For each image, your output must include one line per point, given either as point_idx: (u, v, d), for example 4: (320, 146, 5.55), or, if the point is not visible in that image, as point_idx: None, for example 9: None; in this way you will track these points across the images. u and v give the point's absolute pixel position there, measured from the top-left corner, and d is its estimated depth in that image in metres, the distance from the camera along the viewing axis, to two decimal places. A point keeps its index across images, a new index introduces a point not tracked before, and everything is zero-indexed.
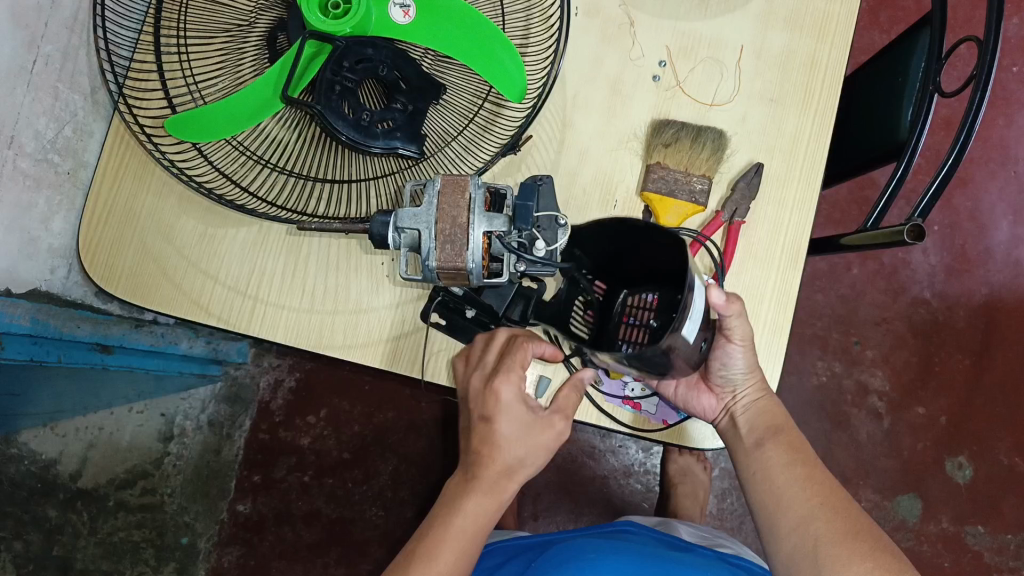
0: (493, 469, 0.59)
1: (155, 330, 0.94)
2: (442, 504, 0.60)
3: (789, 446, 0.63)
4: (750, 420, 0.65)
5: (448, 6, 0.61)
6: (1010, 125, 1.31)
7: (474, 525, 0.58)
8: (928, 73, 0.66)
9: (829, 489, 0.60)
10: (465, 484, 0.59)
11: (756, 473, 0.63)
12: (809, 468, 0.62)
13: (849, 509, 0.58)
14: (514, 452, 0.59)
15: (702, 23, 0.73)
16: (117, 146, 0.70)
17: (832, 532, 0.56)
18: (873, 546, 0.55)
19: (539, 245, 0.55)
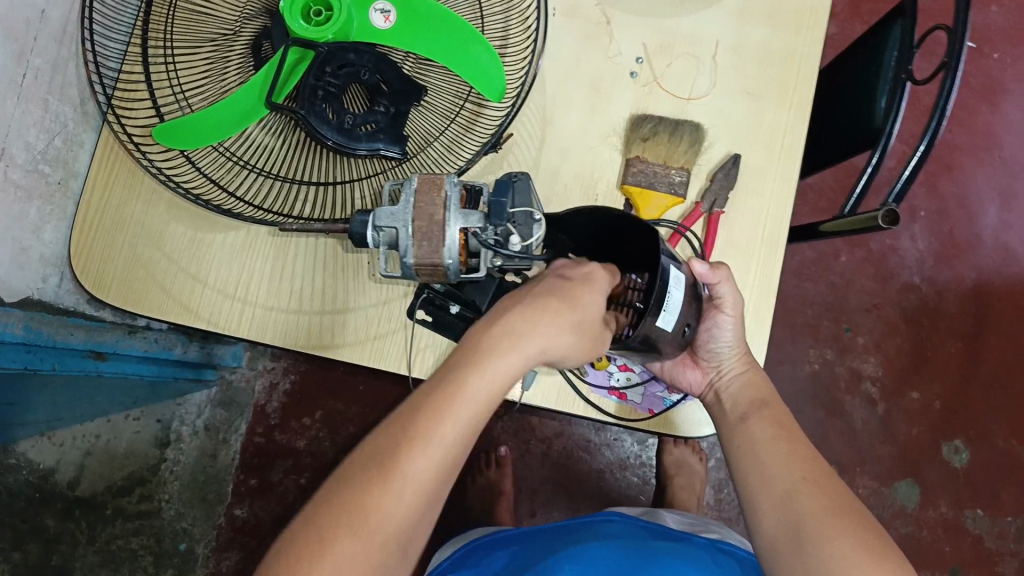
0: (468, 400, 0.52)
1: (149, 335, 0.95)
2: (395, 434, 0.51)
3: (775, 420, 0.64)
4: (734, 396, 0.67)
5: (429, 10, 0.63)
6: (994, 111, 1.32)
7: (436, 467, 0.51)
8: (902, 62, 0.67)
9: (814, 467, 0.60)
10: (427, 416, 0.51)
11: (741, 449, 0.63)
12: (792, 444, 0.62)
13: (834, 488, 0.58)
14: (504, 378, 0.53)
15: (678, 20, 0.74)
16: (107, 155, 0.72)
17: (816, 507, 0.56)
18: (855, 521, 0.55)
19: (515, 240, 0.55)
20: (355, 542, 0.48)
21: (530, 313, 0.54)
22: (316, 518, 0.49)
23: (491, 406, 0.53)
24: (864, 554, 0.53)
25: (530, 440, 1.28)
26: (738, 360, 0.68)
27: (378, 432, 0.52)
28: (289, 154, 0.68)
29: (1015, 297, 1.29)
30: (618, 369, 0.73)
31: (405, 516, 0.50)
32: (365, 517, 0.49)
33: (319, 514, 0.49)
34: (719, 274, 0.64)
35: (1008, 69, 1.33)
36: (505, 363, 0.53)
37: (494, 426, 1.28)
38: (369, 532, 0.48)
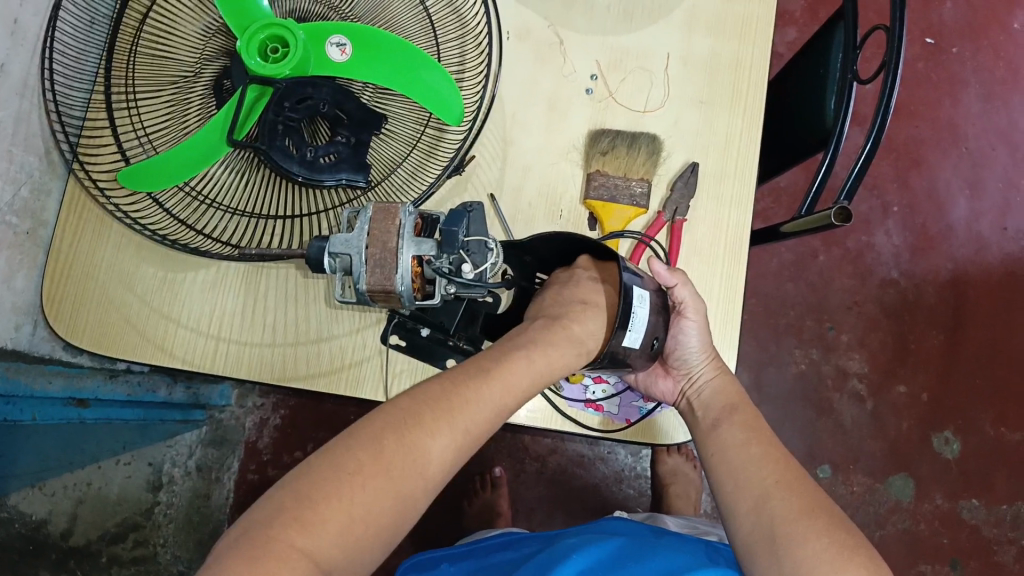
0: (484, 402, 0.56)
1: (131, 379, 0.96)
2: (415, 413, 0.53)
3: (744, 423, 0.65)
4: (707, 401, 0.68)
5: (385, 42, 0.64)
6: (956, 104, 1.34)
7: (446, 460, 0.53)
8: (847, 64, 0.69)
9: (784, 470, 0.60)
10: (446, 406, 0.54)
11: (714, 453, 0.64)
12: (765, 446, 0.63)
13: (806, 489, 0.59)
14: (516, 390, 0.58)
15: (627, 36, 0.76)
16: (77, 201, 0.72)
17: (788, 509, 0.57)
18: (828, 521, 0.56)
19: (467, 268, 0.55)
20: (366, 494, 0.48)
21: (539, 346, 0.61)
22: (329, 470, 0.48)
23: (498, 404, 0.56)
24: (834, 551, 0.54)
25: (524, 459, 1.28)
26: (714, 364, 0.68)
27: (393, 406, 0.53)
28: (251, 189, 0.68)
29: (992, 285, 1.30)
30: (593, 382, 0.73)
31: (412, 495, 0.50)
32: (381, 483, 0.49)
33: (332, 466, 0.49)
34: (676, 277, 0.66)
35: (966, 63, 1.35)
36: (521, 374, 0.58)
37: (486, 447, 1.28)
38: (380, 498, 0.49)
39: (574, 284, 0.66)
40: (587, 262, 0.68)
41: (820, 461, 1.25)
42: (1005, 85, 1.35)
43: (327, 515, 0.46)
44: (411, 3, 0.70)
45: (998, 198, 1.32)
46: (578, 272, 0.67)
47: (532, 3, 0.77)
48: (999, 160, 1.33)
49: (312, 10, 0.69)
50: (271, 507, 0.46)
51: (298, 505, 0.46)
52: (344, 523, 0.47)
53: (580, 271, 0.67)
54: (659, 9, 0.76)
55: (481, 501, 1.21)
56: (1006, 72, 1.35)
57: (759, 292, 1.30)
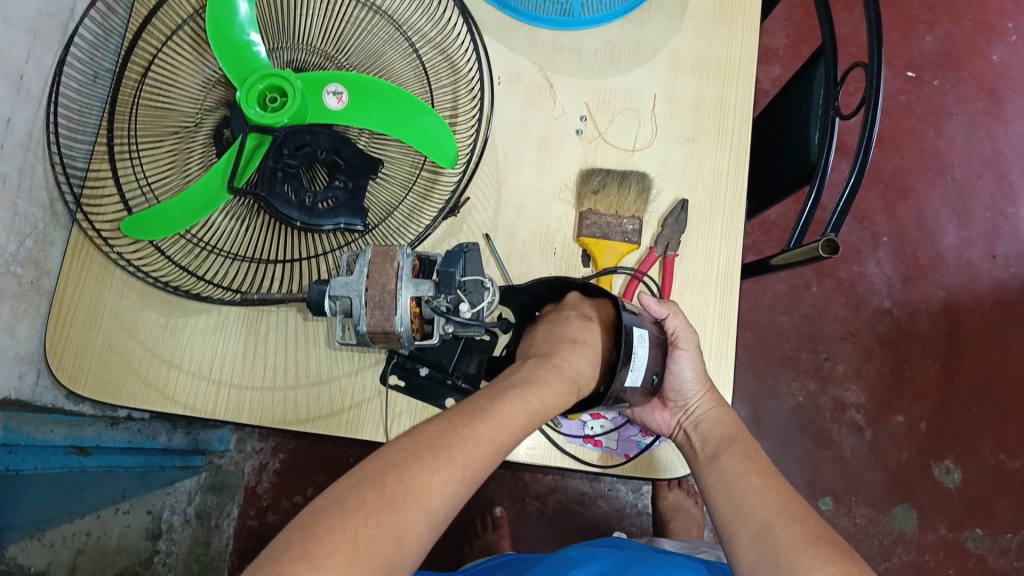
0: (483, 439, 0.56)
1: (132, 426, 0.97)
2: (414, 451, 0.53)
3: (744, 456, 0.65)
4: (705, 433, 0.68)
5: (380, 90, 0.66)
6: (940, 135, 1.37)
7: (448, 494, 0.53)
8: (828, 100, 0.71)
9: (786, 501, 0.61)
10: (445, 443, 0.54)
11: (715, 483, 0.64)
12: (763, 477, 0.63)
13: (809, 519, 0.59)
14: (509, 424, 0.58)
15: (615, 79, 0.79)
16: (80, 250, 0.74)
17: (793, 538, 0.57)
18: (832, 550, 0.56)
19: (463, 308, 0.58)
20: (370, 529, 0.48)
21: (534, 386, 0.61)
22: (332, 508, 0.49)
23: (495, 444, 0.57)
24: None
25: (524, 498, 1.27)
26: (711, 401, 0.69)
27: (393, 446, 0.54)
28: (252, 236, 0.69)
29: (984, 312, 1.32)
30: (590, 418, 0.74)
31: (416, 529, 0.51)
32: (384, 517, 0.49)
33: (336, 504, 0.49)
34: (666, 308, 0.68)
35: (948, 95, 1.39)
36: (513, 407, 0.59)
37: (486, 487, 1.27)
38: (384, 531, 0.49)
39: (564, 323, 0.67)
40: (576, 299, 0.68)
41: (822, 492, 1.25)
42: (988, 116, 1.38)
43: (333, 548, 0.46)
44: (405, 52, 0.73)
45: (985, 226, 1.34)
46: (566, 310, 0.68)
47: (522, 49, 0.79)
48: (984, 189, 1.36)
49: (310, 60, 0.71)
50: (277, 545, 0.47)
51: (304, 542, 0.46)
52: (350, 556, 0.47)
53: (569, 310, 0.68)
54: (643, 52, 0.79)
55: (482, 542, 1.20)
56: (987, 104, 1.39)
57: (754, 324, 1.31)
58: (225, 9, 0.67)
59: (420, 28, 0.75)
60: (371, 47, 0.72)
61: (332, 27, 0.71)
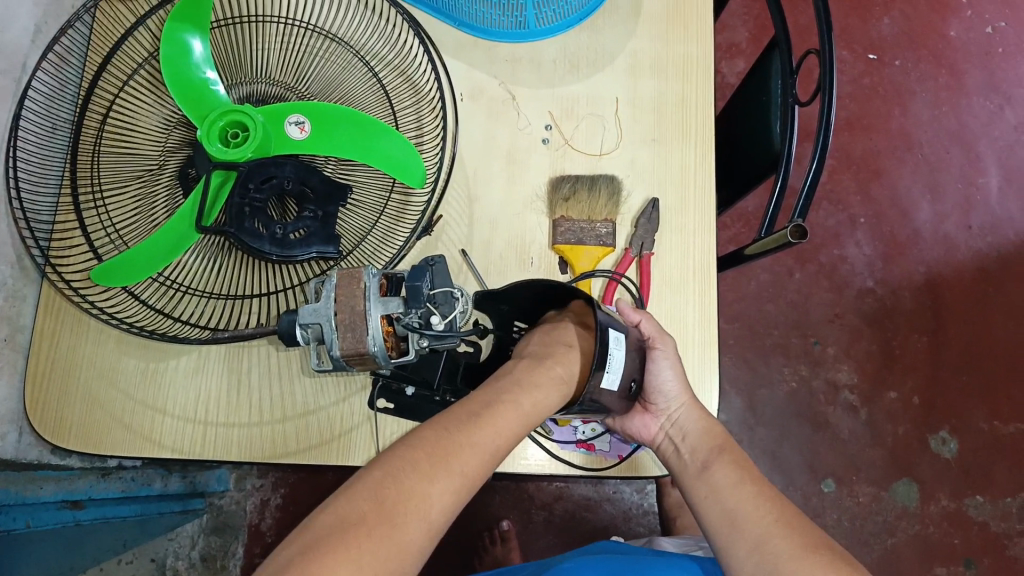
0: (479, 446, 0.56)
1: (125, 475, 0.97)
2: (412, 461, 0.54)
3: (735, 465, 0.66)
4: (693, 445, 0.68)
5: (340, 117, 0.67)
6: (906, 113, 1.39)
7: (446, 504, 0.53)
8: (786, 87, 0.72)
9: (781, 508, 0.61)
10: (443, 452, 0.55)
11: (705, 495, 0.64)
12: (755, 484, 0.64)
13: (805, 527, 0.60)
14: (498, 435, 0.58)
15: (576, 86, 0.79)
16: (53, 304, 0.74)
17: (790, 547, 0.58)
18: (831, 557, 0.56)
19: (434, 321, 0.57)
20: (371, 542, 0.48)
21: (523, 385, 0.62)
22: (333, 523, 0.49)
23: (484, 463, 0.56)
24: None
25: (530, 509, 1.26)
26: (697, 412, 0.69)
27: (393, 455, 0.54)
28: (224, 275, 0.69)
29: (965, 282, 1.33)
30: (582, 423, 0.74)
31: (414, 539, 0.51)
32: (385, 530, 0.49)
33: (336, 519, 0.49)
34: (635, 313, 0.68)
35: (910, 74, 1.40)
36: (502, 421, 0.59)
37: (491, 500, 1.26)
38: (385, 544, 0.49)
39: (562, 328, 0.68)
40: (581, 308, 0.69)
41: (823, 475, 1.25)
42: (950, 91, 1.40)
43: (337, 562, 0.47)
44: (365, 77, 0.73)
45: (958, 198, 1.36)
46: (567, 316, 0.69)
47: (481, 65, 0.80)
48: (954, 162, 1.37)
49: (270, 91, 0.71)
50: (280, 562, 0.46)
51: (305, 556, 0.46)
52: (354, 570, 0.47)
53: (568, 318, 0.69)
54: (601, 57, 0.80)
55: (491, 557, 1.19)
56: (948, 79, 1.40)
57: (742, 315, 1.31)
58: (179, 50, 0.67)
59: (378, 53, 0.75)
60: (330, 75, 0.72)
61: (290, 59, 0.72)
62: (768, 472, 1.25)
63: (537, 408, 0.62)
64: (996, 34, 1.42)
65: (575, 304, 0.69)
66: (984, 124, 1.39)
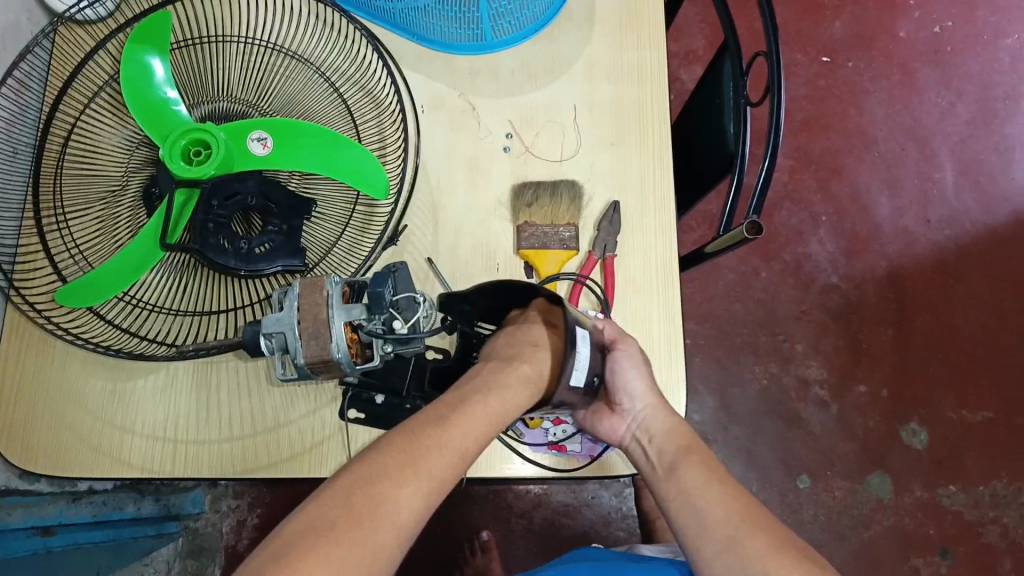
0: (447, 447, 0.57)
1: (95, 499, 0.98)
2: (379, 467, 0.54)
3: (702, 462, 0.66)
4: (660, 442, 0.69)
5: (301, 131, 0.67)
6: (862, 113, 1.42)
7: (416, 508, 0.54)
8: (738, 89, 0.74)
9: (748, 507, 0.62)
10: (411, 456, 0.55)
11: (674, 494, 0.65)
12: (723, 481, 0.65)
13: (771, 525, 0.61)
14: (471, 440, 0.59)
15: (534, 94, 0.81)
16: (18, 329, 0.73)
17: (759, 547, 0.59)
18: (796, 554, 0.58)
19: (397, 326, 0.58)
20: (340, 550, 0.49)
21: (493, 389, 0.63)
22: (301, 531, 0.49)
23: (455, 466, 0.57)
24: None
25: (510, 518, 1.26)
26: (663, 412, 0.70)
27: (360, 463, 0.55)
28: (190, 292, 0.69)
29: (926, 274, 1.36)
30: (553, 424, 0.75)
31: (383, 544, 0.51)
32: (354, 537, 0.50)
33: (305, 527, 0.50)
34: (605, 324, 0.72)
35: (864, 74, 1.44)
36: (474, 426, 0.60)
37: (470, 511, 1.27)
38: (355, 550, 0.49)
39: (528, 327, 0.68)
40: (543, 306, 0.69)
41: (798, 471, 1.27)
42: (903, 89, 1.44)
43: (306, 570, 0.47)
44: (326, 93, 0.74)
45: (916, 193, 1.39)
46: (530, 313, 0.69)
47: (440, 76, 0.81)
48: (909, 158, 1.41)
49: (232, 109, 0.72)
50: (249, 572, 0.47)
51: (274, 565, 0.47)
52: None
53: (534, 319, 0.69)
54: (558, 65, 0.81)
55: (473, 567, 1.19)
56: (901, 77, 1.45)
57: (710, 315, 1.33)
58: (139, 70, 0.67)
59: (339, 68, 0.76)
60: (291, 92, 0.73)
61: (251, 76, 0.72)
62: (743, 471, 1.27)
63: (505, 409, 0.62)
64: (945, 33, 1.47)
65: (537, 302, 0.69)
66: (937, 120, 1.43)
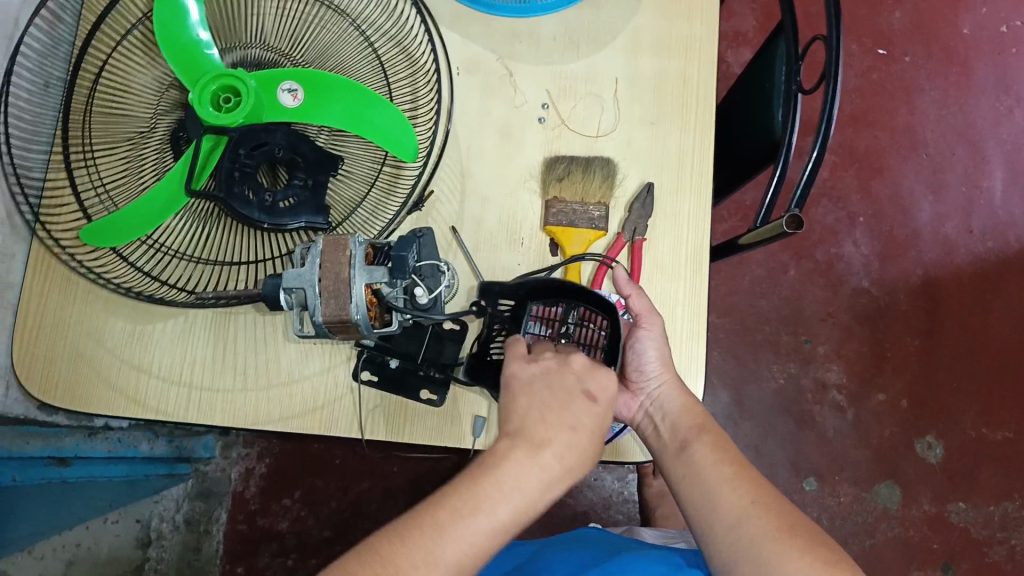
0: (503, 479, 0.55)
1: (110, 437, 1.01)
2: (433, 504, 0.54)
3: (715, 445, 0.65)
4: (673, 422, 0.67)
5: (333, 84, 0.66)
6: (913, 111, 1.37)
7: (472, 545, 0.53)
8: (790, 75, 0.71)
9: (760, 489, 0.61)
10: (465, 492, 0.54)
11: (684, 476, 0.64)
12: (738, 467, 0.63)
13: (780, 507, 0.60)
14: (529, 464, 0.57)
15: (575, 64, 0.78)
16: (42, 263, 0.73)
17: (767, 529, 0.58)
18: (808, 539, 0.57)
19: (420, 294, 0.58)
20: None
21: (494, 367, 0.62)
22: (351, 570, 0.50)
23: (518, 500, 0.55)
24: (820, 565, 0.55)
25: None
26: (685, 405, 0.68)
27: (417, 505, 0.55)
28: (213, 240, 0.69)
29: (963, 285, 1.32)
30: None
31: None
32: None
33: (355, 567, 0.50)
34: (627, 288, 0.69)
35: (920, 71, 1.38)
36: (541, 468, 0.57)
37: None
38: None
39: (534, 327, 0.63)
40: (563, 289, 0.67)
41: (806, 472, 1.25)
42: (960, 90, 1.38)
43: None
44: (360, 48, 0.72)
45: (960, 200, 1.34)
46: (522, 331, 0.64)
47: (478, 38, 0.79)
48: (958, 163, 1.36)
49: (264, 56, 0.71)
50: None
51: None
52: None
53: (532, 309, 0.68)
54: (602, 35, 0.78)
55: None
56: (958, 77, 1.39)
57: (734, 309, 1.31)
58: (171, 11, 0.66)
59: (375, 23, 0.73)
60: (325, 44, 0.71)
61: (286, 25, 0.71)
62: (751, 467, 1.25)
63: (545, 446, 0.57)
64: (1011, 34, 1.40)
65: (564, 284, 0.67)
66: (992, 125, 1.37)
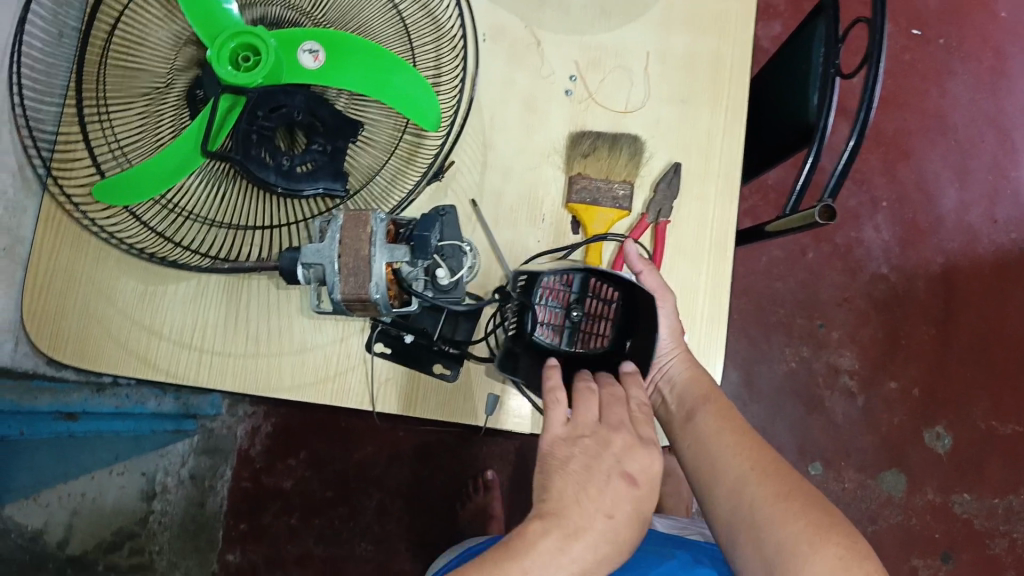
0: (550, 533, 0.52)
1: (119, 391, 0.98)
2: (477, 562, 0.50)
3: (720, 416, 0.64)
4: (681, 394, 0.66)
5: (354, 45, 0.63)
6: (944, 95, 1.33)
7: None
8: (829, 57, 0.67)
9: (761, 457, 0.60)
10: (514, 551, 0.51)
11: (692, 447, 0.63)
12: (739, 435, 0.62)
13: (782, 471, 0.59)
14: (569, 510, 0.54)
15: (605, 35, 0.75)
16: (54, 218, 0.72)
17: (763, 494, 0.58)
18: (804, 503, 0.57)
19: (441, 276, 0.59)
20: None
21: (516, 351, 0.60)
22: None
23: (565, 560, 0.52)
24: (811, 531, 0.55)
25: (516, 463, 1.26)
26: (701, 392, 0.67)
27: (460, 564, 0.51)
28: (229, 202, 0.67)
29: (983, 276, 1.30)
30: None
31: None
32: None
33: None
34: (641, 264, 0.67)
35: (954, 53, 1.34)
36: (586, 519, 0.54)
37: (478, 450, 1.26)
38: None
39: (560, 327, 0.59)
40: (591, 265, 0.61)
41: (812, 456, 1.25)
42: (993, 75, 1.34)
43: None
44: (384, 9, 0.69)
45: (986, 189, 1.32)
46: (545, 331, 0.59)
47: (506, 5, 0.76)
48: (987, 150, 1.33)
49: (285, 15, 0.68)
50: None
51: None
52: None
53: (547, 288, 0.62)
54: (634, 7, 0.76)
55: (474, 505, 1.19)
56: (993, 62, 1.34)
57: (749, 290, 1.29)
58: None
59: None
60: (347, 3, 0.68)
61: None
62: None
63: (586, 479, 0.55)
64: None
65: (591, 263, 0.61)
66: None
